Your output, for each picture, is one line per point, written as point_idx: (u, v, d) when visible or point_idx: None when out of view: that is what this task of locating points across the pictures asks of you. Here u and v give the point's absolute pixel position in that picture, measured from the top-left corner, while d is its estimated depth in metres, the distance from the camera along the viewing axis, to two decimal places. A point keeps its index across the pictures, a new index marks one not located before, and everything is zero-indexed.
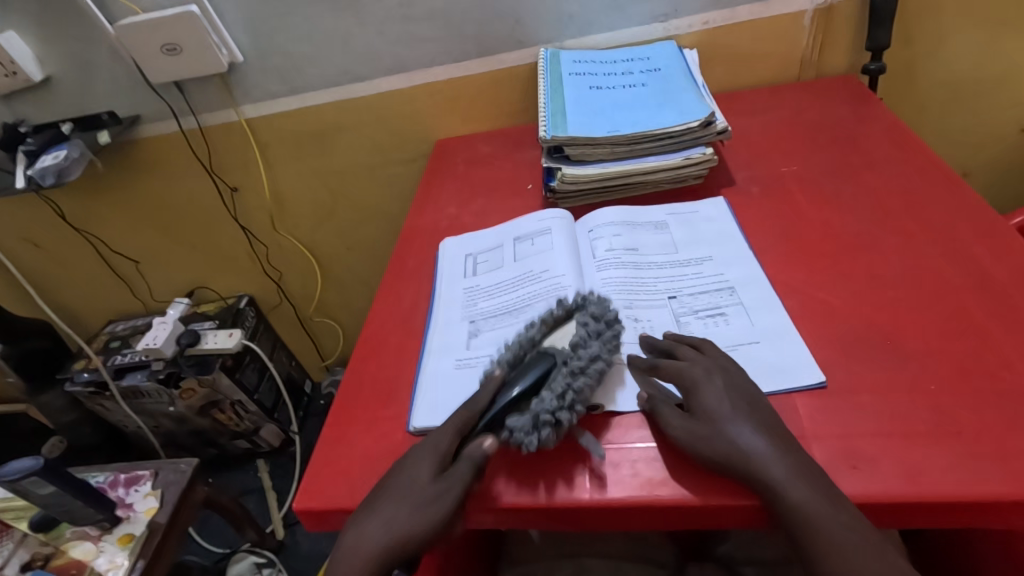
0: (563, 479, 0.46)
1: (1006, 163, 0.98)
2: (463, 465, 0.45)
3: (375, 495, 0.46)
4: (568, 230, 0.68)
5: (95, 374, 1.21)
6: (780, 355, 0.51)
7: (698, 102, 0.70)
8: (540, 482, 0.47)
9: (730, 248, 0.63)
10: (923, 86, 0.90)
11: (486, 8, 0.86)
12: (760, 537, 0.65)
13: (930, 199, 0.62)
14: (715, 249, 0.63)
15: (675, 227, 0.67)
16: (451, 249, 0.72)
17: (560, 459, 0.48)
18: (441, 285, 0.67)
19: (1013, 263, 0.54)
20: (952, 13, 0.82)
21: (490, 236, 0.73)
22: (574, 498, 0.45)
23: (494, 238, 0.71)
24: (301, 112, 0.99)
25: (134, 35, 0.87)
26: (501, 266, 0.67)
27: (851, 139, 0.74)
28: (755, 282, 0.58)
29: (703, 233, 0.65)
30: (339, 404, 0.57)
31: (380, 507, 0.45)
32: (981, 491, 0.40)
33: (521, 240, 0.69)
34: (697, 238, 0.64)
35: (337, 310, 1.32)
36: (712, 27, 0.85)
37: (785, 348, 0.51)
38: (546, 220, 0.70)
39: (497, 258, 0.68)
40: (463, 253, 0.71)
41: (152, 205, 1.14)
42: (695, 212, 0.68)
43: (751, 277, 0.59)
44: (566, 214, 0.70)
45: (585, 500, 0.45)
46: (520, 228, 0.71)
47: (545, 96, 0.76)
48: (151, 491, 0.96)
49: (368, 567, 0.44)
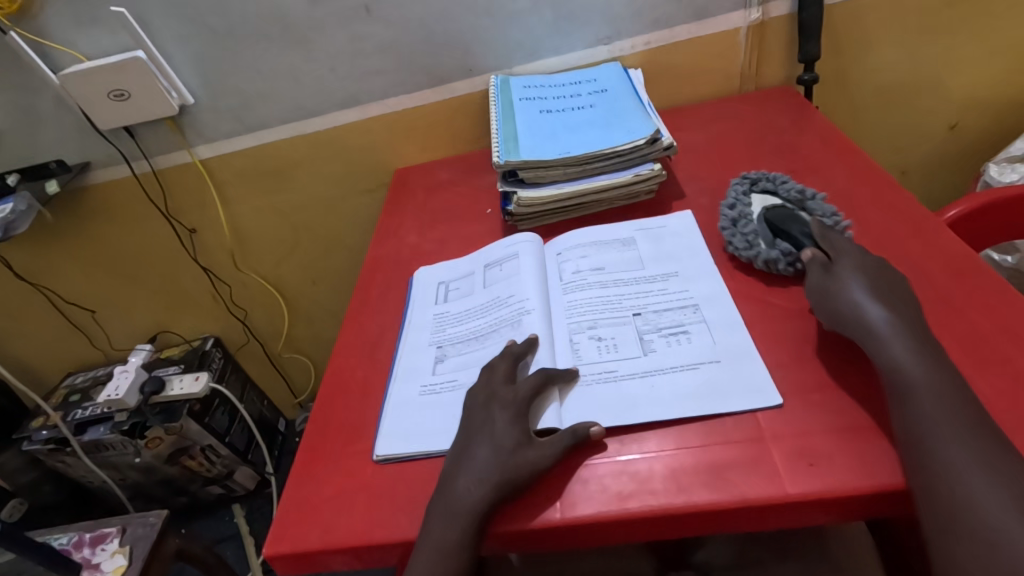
0: (538, 513, 0.46)
1: (939, 160, 1.04)
2: (565, 434, 0.48)
3: (461, 438, 0.50)
4: (536, 256, 0.68)
5: (55, 430, 1.17)
6: (743, 376, 0.51)
7: (645, 120, 0.73)
8: (528, 516, 0.46)
9: (696, 262, 0.63)
10: (856, 93, 0.95)
11: (435, 40, 0.88)
12: (736, 538, 0.65)
13: (867, 200, 0.66)
14: (681, 267, 0.63)
15: (642, 246, 0.67)
16: (425, 277, 0.73)
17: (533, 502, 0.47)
18: (414, 308, 0.68)
19: (944, 258, 0.57)
20: (874, 23, 0.88)
21: (462, 260, 0.73)
22: (547, 520, 0.45)
23: (466, 265, 0.72)
24: (257, 150, 0.98)
25: (80, 82, 0.86)
26: (471, 293, 0.67)
27: (790, 147, 0.77)
28: (718, 294, 0.59)
29: (674, 250, 0.65)
30: (307, 444, 0.57)
31: (471, 459, 0.48)
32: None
33: (491, 265, 0.69)
34: (662, 254, 0.65)
35: (306, 344, 1.30)
36: (653, 48, 0.89)
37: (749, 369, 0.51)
38: (514, 243, 0.71)
39: (470, 284, 0.69)
40: (434, 278, 0.72)
41: (108, 252, 1.11)
42: (664, 227, 0.69)
43: (712, 291, 0.59)
44: (536, 238, 0.71)
45: (556, 520, 0.45)
46: (489, 255, 0.71)
47: (496, 122, 0.78)
48: (119, 548, 0.92)
49: (462, 521, 0.45)
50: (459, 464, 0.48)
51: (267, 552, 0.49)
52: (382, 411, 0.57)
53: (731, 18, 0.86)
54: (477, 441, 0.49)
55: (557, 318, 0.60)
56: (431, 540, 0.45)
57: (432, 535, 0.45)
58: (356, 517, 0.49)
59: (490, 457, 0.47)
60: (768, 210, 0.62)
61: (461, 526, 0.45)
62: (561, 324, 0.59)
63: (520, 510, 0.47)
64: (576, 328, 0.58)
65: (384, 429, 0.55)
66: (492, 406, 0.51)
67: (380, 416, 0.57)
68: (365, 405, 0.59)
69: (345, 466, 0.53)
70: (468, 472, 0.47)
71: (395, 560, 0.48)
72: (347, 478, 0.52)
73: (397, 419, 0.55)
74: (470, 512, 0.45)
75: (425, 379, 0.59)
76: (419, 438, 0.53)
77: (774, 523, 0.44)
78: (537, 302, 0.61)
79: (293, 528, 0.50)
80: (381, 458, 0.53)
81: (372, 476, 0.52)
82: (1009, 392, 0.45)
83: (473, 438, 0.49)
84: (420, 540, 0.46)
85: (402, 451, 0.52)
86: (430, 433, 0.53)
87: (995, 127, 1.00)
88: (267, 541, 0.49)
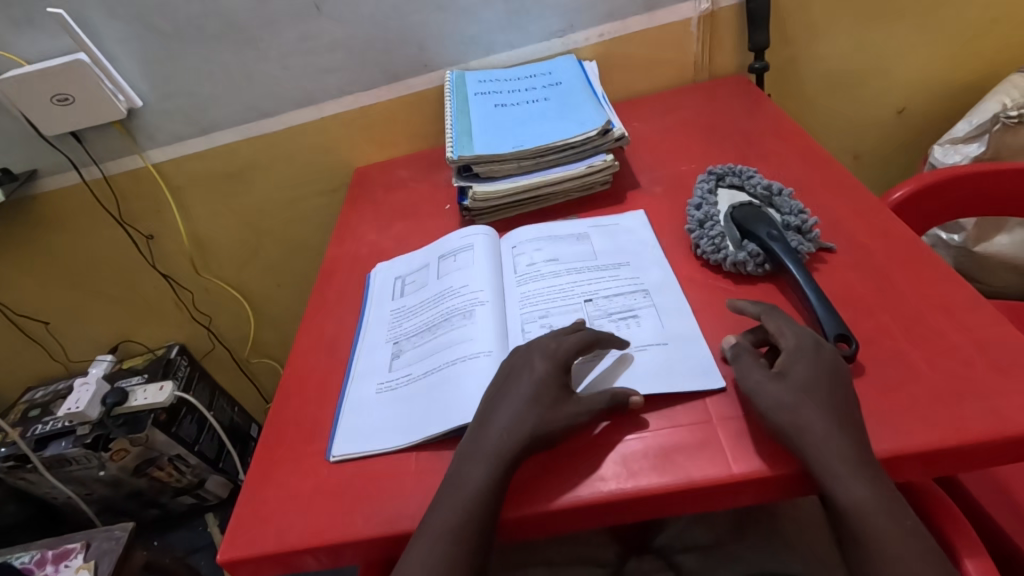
0: (555, 483, 0.46)
1: (889, 144, 1.06)
2: (602, 395, 0.48)
3: (498, 386, 0.50)
4: (491, 247, 0.68)
5: (13, 447, 1.13)
6: (691, 357, 0.52)
7: (597, 112, 0.73)
8: (541, 490, 0.46)
9: (646, 254, 0.64)
10: (807, 80, 0.97)
11: (388, 36, 0.87)
12: (697, 520, 0.67)
13: (814, 184, 0.67)
14: (634, 258, 0.64)
15: (596, 238, 0.67)
16: (382, 273, 0.72)
17: (552, 471, 0.47)
18: (371, 305, 0.68)
19: (885, 239, 0.59)
20: (820, 11, 0.90)
21: (417, 253, 0.73)
22: (547, 508, 0.45)
23: (421, 258, 0.72)
24: (212, 153, 0.96)
25: (20, 87, 0.83)
26: (426, 285, 0.67)
27: (741, 134, 0.79)
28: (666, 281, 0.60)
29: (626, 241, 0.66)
30: (264, 447, 0.56)
31: (506, 408, 0.48)
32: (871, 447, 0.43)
33: (445, 257, 0.69)
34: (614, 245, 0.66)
35: (274, 348, 1.28)
36: (607, 39, 0.89)
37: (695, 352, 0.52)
38: (469, 235, 0.71)
39: (425, 276, 0.68)
40: (391, 273, 0.72)
41: (62, 261, 1.08)
42: (617, 224, 0.69)
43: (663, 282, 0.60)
44: (490, 230, 0.71)
45: (547, 508, 0.45)
46: (444, 246, 0.71)
47: (451, 116, 0.78)
48: (83, 564, 0.90)
49: (490, 463, 0.45)
50: (493, 411, 0.49)
51: (221, 558, 0.48)
52: (338, 410, 0.57)
53: (682, 8, 0.87)
54: (516, 389, 0.49)
55: (511, 309, 0.60)
56: (453, 487, 0.45)
57: (465, 483, 0.45)
58: (311, 519, 0.48)
59: (531, 410, 0.48)
60: (735, 209, 0.62)
61: (485, 473, 0.45)
62: (514, 315, 0.59)
63: (535, 484, 0.46)
64: (528, 318, 0.58)
65: (339, 430, 0.55)
66: (533, 359, 0.51)
67: (335, 416, 0.57)
68: (322, 405, 0.59)
69: (301, 467, 0.53)
70: (501, 421, 0.48)
71: (354, 560, 0.48)
72: (303, 479, 0.52)
73: (352, 418, 0.55)
74: (504, 461, 0.45)
75: (380, 376, 0.59)
76: (373, 436, 0.53)
77: (723, 503, 0.45)
78: (489, 293, 0.62)
79: (248, 533, 0.49)
80: (337, 458, 0.53)
81: (329, 476, 0.52)
82: (943, 365, 0.47)
83: (512, 390, 0.49)
84: (452, 486, 0.45)
85: (356, 450, 0.52)
86: (384, 430, 0.53)
87: (940, 110, 1.03)
88: (222, 546, 0.49)
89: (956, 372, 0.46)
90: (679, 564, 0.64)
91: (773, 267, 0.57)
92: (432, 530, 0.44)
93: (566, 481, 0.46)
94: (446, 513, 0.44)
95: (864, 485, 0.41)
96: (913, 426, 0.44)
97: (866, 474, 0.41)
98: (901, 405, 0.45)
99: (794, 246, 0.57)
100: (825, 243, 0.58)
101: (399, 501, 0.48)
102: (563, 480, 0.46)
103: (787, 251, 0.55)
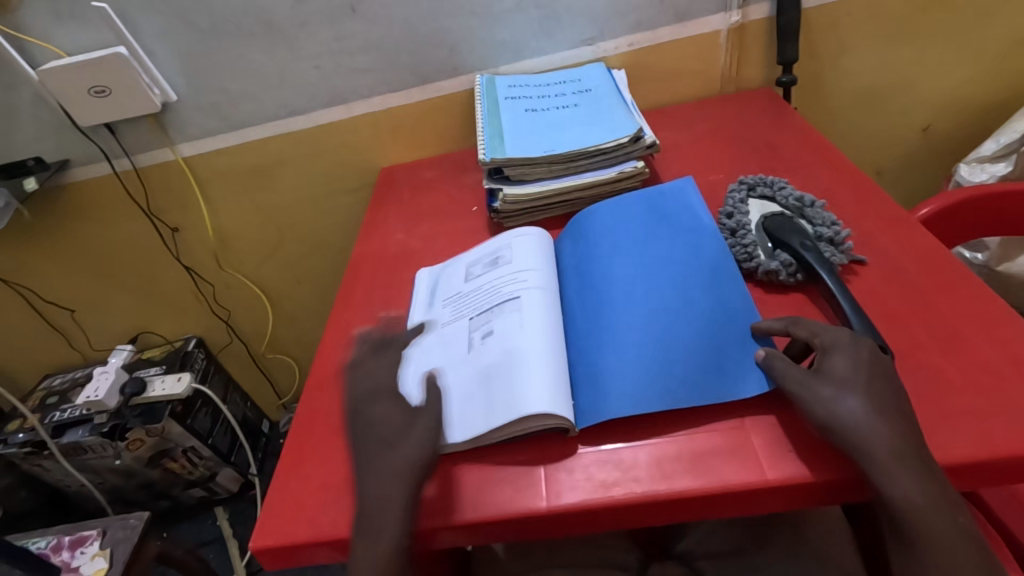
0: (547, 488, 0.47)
1: (912, 160, 1.07)
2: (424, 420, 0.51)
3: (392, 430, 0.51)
4: (542, 245, 0.67)
5: (31, 433, 1.14)
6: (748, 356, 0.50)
7: (628, 119, 0.74)
8: (484, 502, 0.47)
9: (703, 236, 0.62)
10: (833, 94, 0.97)
11: (421, 39, 0.89)
12: (717, 528, 0.68)
13: (843, 197, 0.68)
14: (481, 297, 0.63)
15: (510, 256, 0.67)
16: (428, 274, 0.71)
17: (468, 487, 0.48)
18: (415, 304, 0.68)
19: (916, 253, 0.59)
20: (849, 27, 0.90)
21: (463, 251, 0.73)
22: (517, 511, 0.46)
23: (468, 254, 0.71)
24: (241, 149, 0.98)
25: (59, 78, 0.84)
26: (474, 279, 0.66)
27: (769, 146, 0.79)
28: (703, 267, 0.59)
29: (479, 277, 0.66)
30: (293, 440, 0.56)
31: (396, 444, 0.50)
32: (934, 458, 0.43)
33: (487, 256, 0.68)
34: (670, 230, 0.64)
35: (290, 345, 1.29)
36: (636, 49, 0.90)
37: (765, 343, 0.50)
38: (520, 233, 0.70)
39: (478, 269, 0.67)
40: (441, 270, 0.71)
41: (88, 251, 1.10)
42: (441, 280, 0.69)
43: (715, 260, 0.59)
44: (542, 232, 0.70)
45: (560, 509, 0.45)
46: (488, 244, 0.71)
47: (482, 119, 0.79)
48: (99, 551, 0.91)
49: (398, 489, 0.47)
50: (392, 445, 0.50)
51: (253, 546, 0.48)
52: None
53: (712, 20, 0.88)
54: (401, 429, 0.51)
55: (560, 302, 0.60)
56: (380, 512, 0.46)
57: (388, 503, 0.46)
58: (341, 511, 0.49)
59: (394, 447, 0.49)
60: (767, 218, 0.62)
61: (400, 491, 0.46)
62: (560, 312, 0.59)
63: (461, 500, 0.47)
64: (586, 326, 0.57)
65: None
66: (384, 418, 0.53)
67: None
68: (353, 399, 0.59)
69: (332, 459, 0.54)
70: (401, 453, 0.49)
71: None
72: (334, 472, 0.52)
73: None
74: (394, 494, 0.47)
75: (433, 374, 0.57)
76: None
77: (751, 509, 0.45)
78: (543, 292, 0.60)
79: (280, 522, 0.49)
80: None
81: None
82: (977, 378, 0.47)
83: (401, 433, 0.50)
84: (365, 523, 0.46)
85: None
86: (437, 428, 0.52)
87: (965, 129, 1.03)
88: (253, 536, 0.49)
89: (991, 386, 0.46)
90: (700, 570, 0.65)
91: (806, 276, 0.57)
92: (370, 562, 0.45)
93: (583, 482, 0.46)
94: (377, 542, 0.45)
95: (918, 487, 0.39)
96: (951, 438, 0.44)
97: (920, 476, 0.40)
98: (937, 418, 0.45)
99: (827, 257, 0.58)
100: (857, 256, 0.59)
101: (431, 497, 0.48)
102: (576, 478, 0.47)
103: (818, 260, 0.56)
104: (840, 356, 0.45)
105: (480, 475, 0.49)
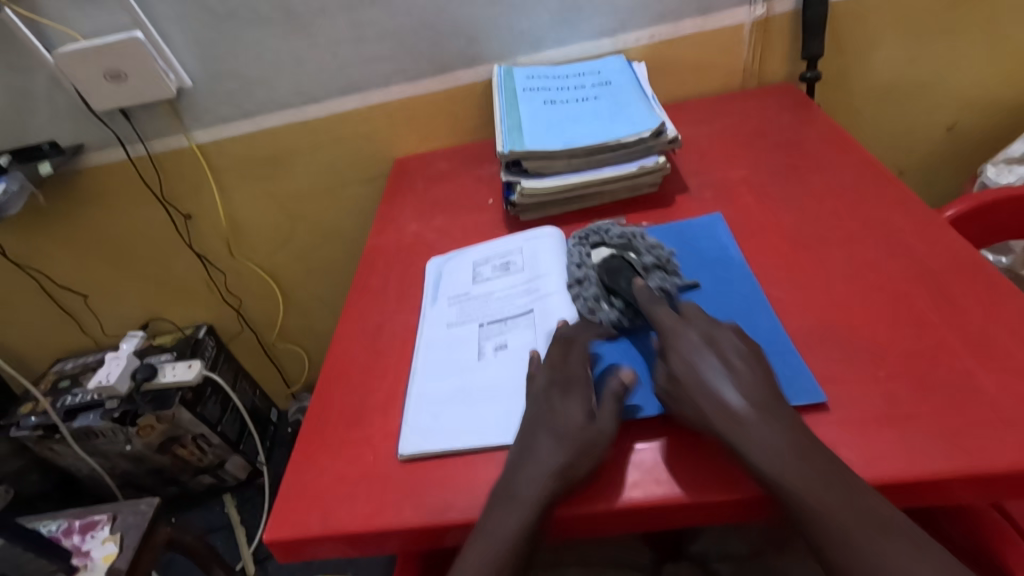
0: (595, 491, 0.46)
1: (936, 160, 1.05)
2: (559, 425, 0.47)
3: (520, 439, 0.48)
4: (559, 247, 0.67)
5: (43, 416, 1.15)
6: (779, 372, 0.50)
7: (649, 113, 0.73)
8: (597, 498, 0.45)
9: (733, 261, 0.62)
10: (857, 91, 0.95)
11: (439, 28, 0.87)
12: (733, 530, 0.67)
13: (869, 196, 0.66)
14: (488, 305, 0.63)
15: (522, 262, 0.67)
16: (440, 269, 0.71)
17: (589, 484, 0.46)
18: (428, 301, 0.67)
19: (946, 254, 0.57)
20: (876, 22, 0.88)
21: (475, 249, 0.72)
22: (586, 512, 0.45)
23: (481, 255, 0.71)
24: (256, 136, 0.97)
25: (75, 62, 0.84)
26: (489, 285, 0.66)
27: (793, 143, 0.78)
28: (733, 295, 0.58)
29: (490, 281, 0.66)
30: (307, 432, 0.56)
31: (531, 457, 0.46)
32: (966, 467, 0.41)
33: (500, 261, 0.68)
34: (699, 250, 0.64)
35: (300, 334, 1.29)
36: (657, 41, 0.89)
37: (786, 367, 0.50)
38: (536, 235, 0.70)
39: (493, 273, 0.67)
40: (455, 266, 0.70)
41: (101, 236, 1.10)
42: (440, 277, 0.70)
43: (746, 289, 0.58)
44: (560, 232, 0.69)
45: (594, 512, 0.45)
46: (503, 247, 0.70)
47: (500, 112, 0.77)
48: (110, 536, 0.91)
49: (528, 508, 0.43)
50: (523, 457, 0.46)
51: (266, 537, 0.48)
52: (403, 406, 0.56)
53: (736, 13, 0.86)
54: (535, 436, 0.47)
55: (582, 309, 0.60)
56: (490, 524, 0.44)
57: (497, 524, 0.44)
58: (356, 504, 0.48)
59: (552, 421, 0.48)
60: (601, 267, 0.59)
61: (526, 514, 0.43)
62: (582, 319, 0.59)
63: (588, 494, 0.45)
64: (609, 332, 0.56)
65: (406, 425, 0.53)
66: (423, 432, 0.52)
67: (398, 410, 0.56)
68: (367, 392, 0.59)
69: (346, 452, 0.53)
70: (535, 467, 0.45)
71: (395, 549, 0.48)
72: (349, 465, 0.52)
73: (418, 415, 0.54)
74: (565, 472, 0.45)
75: (451, 374, 0.57)
76: (444, 434, 0.51)
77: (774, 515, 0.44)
78: (562, 298, 0.60)
79: (294, 515, 0.49)
80: (406, 455, 0.51)
81: (375, 463, 0.52)
82: (1010, 386, 0.45)
83: (529, 439, 0.47)
84: (511, 484, 0.45)
85: (426, 448, 0.51)
86: (456, 429, 0.51)
87: (991, 129, 1.01)
88: (266, 527, 0.49)
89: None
90: (715, 571, 0.64)
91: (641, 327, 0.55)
92: (492, 527, 0.44)
93: (616, 479, 0.46)
94: (513, 510, 0.43)
95: None
96: (983, 447, 0.42)
97: None
98: (969, 426, 0.44)
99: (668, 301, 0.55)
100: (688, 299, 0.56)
101: (447, 493, 0.48)
102: (609, 476, 0.46)
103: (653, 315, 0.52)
104: (736, 392, 0.46)
105: (496, 472, 0.48)
